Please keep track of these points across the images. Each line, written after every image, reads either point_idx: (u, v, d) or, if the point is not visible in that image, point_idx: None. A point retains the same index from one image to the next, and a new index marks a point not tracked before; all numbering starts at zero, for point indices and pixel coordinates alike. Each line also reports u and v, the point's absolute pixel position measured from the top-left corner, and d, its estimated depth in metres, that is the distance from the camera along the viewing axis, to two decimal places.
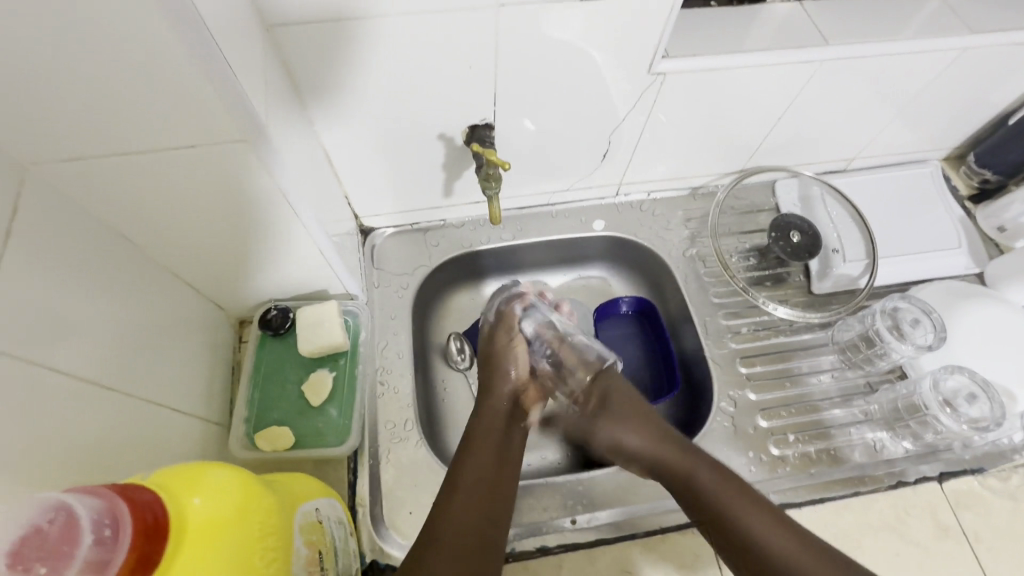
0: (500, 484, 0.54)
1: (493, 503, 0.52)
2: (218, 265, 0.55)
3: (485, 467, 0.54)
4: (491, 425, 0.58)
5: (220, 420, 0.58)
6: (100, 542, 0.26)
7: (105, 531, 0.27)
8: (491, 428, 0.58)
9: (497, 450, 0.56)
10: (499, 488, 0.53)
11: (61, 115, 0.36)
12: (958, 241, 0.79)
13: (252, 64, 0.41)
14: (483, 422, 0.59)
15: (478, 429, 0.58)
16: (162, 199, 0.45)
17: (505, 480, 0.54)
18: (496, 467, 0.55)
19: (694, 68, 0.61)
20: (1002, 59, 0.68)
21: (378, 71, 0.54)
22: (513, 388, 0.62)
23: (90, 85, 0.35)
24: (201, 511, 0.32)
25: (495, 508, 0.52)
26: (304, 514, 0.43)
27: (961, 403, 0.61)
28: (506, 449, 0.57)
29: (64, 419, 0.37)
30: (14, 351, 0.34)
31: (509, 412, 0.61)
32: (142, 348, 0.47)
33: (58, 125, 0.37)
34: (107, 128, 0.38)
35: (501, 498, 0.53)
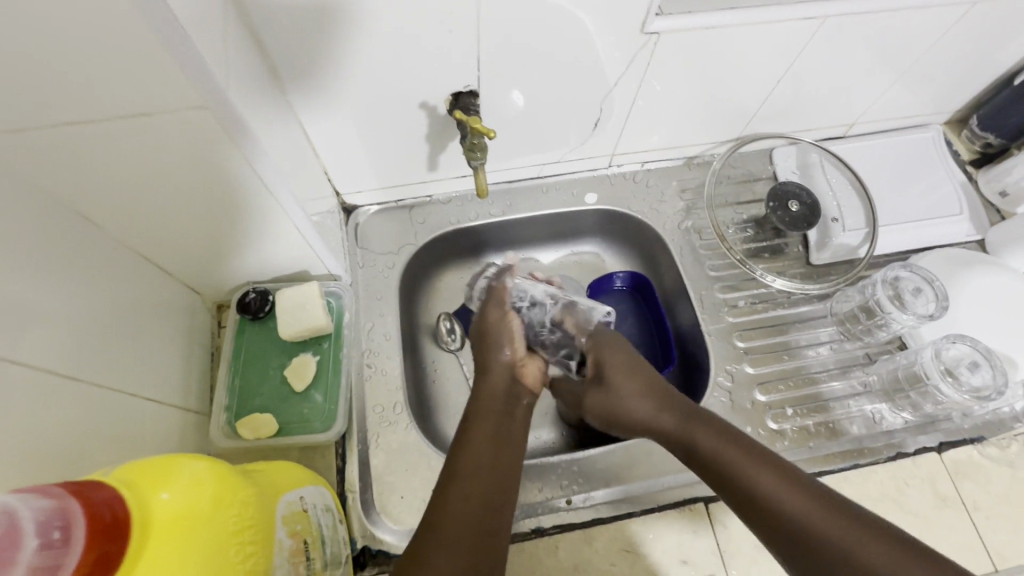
0: (502, 467, 0.51)
1: (496, 488, 0.49)
2: (192, 248, 0.52)
3: (485, 450, 0.51)
4: (492, 406, 0.56)
5: (199, 408, 0.55)
6: (48, 547, 0.24)
7: (53, 534, 0.24)
8: (491, 411, 0.55)
9: (500, 432, 0.54)
10: (502, 472, 0.50)
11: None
12: (960, 207, 0.77)
13: (212, 24, 0.38)
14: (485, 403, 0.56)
15: (477, 413, 0.55)
16: (127, 179, 0.41)
17: (507, 463, 0.52)
18: (496, 451, 0.52)
19: (690, 26, 0.57)
20: (1012, 13, 0.65)
21: (353, 35, 0.50)
22: (511, 364, 0.59)
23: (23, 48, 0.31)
24: (169, 506, 0.30)
25: (497, 492, 0.49)
26: (288, 504, 0.41)
27: (963, 371, 0.60)
28: (506, 432, 0.54)
29: (23, 417, 0.34)
30: None
31: (510, 389, 0.58)
32: (108, 337, 0.44)
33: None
34: (46, 96, 0.34)
35: (504, 482, 0.50)
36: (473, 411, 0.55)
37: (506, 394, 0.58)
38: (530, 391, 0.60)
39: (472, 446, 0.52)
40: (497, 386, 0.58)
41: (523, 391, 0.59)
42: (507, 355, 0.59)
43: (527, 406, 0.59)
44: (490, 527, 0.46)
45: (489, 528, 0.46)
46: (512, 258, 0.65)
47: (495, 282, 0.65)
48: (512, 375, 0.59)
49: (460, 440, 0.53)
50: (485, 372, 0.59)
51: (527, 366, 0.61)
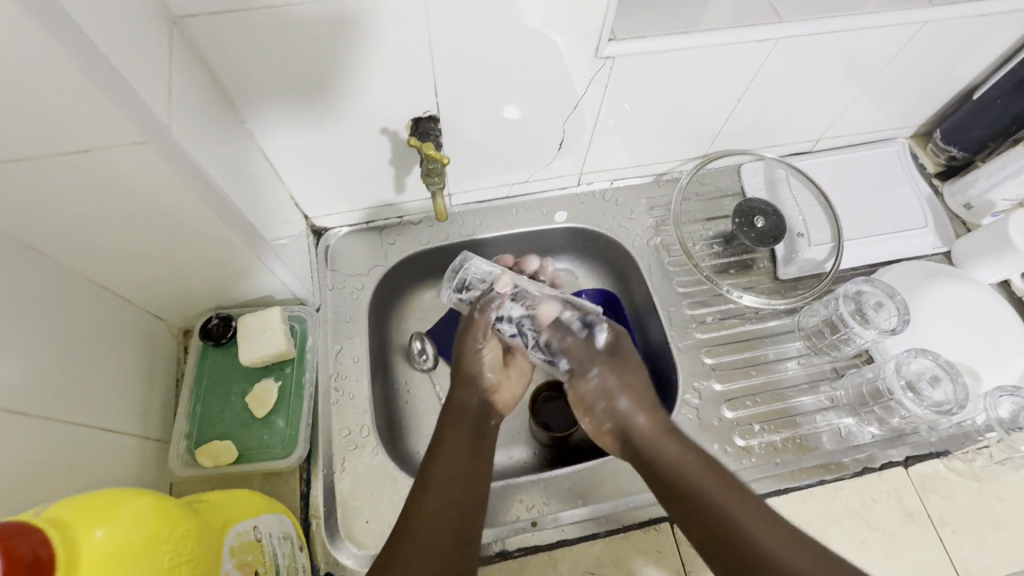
0: (476, 477, 0.52)
1: (467, 497, 0.50)
2: (151, 275, 0.52)
3: (453, 465, 0.51)
4: (466, 420, 0.55)
5: (159, 436, 0.55)
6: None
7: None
8: (463, 422, 0.55)
9: (471, 447, 0.53)
10: (474, 480, 0.51)
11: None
12: (925, 220, 0.78)
13: (152, 63, 0.38)
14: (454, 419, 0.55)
15: (447, 423, 0.55)
16: (77, 213, 0.41)
17: (480, 472, 0.52)
18: (469, 459, 0.52)
19: (644, 50, 0.58)
20: (964, 31, 0.66)
21: (308, 64, 0.50)
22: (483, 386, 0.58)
23: None
24: (100, 545, 0.30)
25: (468, 502, 0.49)
26: (237, 535, 0.41)
27: (924, 386, 0.60)
28: (477, 446, 0.54)
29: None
30: None
31: (480, 409, 0.57)
32: (63, 367, 0.45)
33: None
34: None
35: (475, 491, 0.50)
36: (446, 424, 0.55)
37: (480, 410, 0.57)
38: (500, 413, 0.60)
39: (445, 457, 0.51)
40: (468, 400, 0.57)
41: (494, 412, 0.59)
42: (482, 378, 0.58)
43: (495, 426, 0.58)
44: (464, 536, 0.47)
45: (461, 536, 0.47)
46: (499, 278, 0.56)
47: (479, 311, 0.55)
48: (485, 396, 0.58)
49: (431, 453, 0.52)
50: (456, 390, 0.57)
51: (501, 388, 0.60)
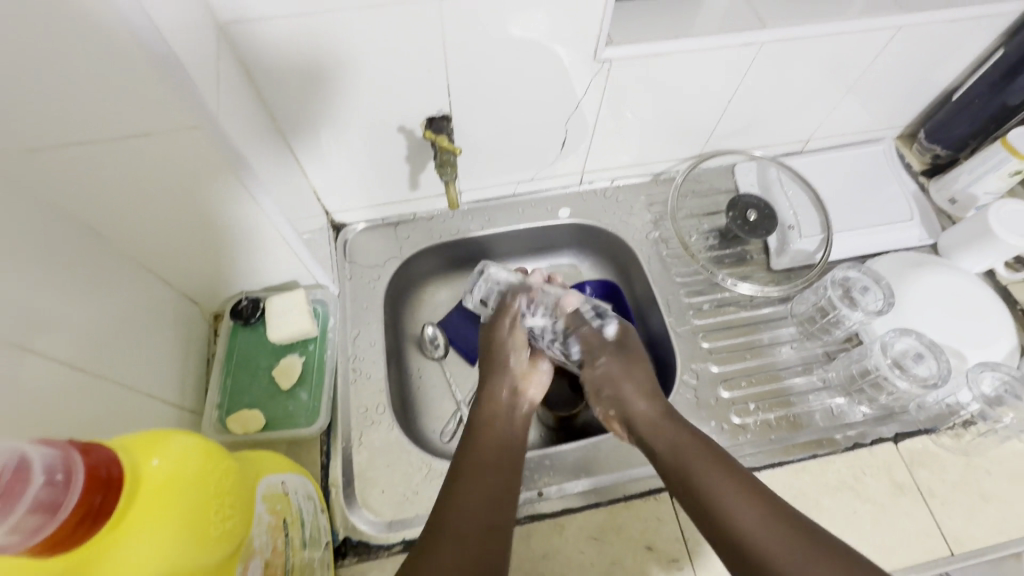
0: (509, 471, 0.54)
1: (501, 489, 0.52)
2: (190, 257, 0.57)
3: (485, 454, 0.55)
4: (496, 419, 0.58)
5: (193, 407, 0.59)
6: (7, 494, 0.26)
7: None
8: (494, 424, 0.58)
9: (503, 440, 0.57)
10: (506, 474, 0.54)
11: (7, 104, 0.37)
12: (911, 214, 0.82)
13: (204, 60, 0.44)
14: (486, 415, 0.59)
15: (482, 420, 0.58)
16: (132, 192, 0.47)
17: (513, 467, 0.55)
18: (501, 452, 0.56)
19: (637, 54, 0.63)
20: (939, 35, 0.71)
21: (334, 68, 0.56)
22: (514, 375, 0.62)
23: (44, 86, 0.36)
24: (160, 469, 0.34)
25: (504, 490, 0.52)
26: (269, 484, 0.45)
27: (909, 362, 0.63)
28: (508, 437, 0.58)
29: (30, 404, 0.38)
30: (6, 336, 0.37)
31: (510, 401, 0.61)
32: (113, 335, 0.49)
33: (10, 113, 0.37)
34: (59, 119, 0.39)
35: (509, 484, 0.53)
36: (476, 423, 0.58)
37: (509, 404, 0.60)
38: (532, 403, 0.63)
39: (479, 447, 0.55)
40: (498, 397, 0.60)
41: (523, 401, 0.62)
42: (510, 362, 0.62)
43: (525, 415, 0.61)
44: (498, 520, 0.49)
45: (495, 519, 0.49)
46: (528, 278, 0.67)
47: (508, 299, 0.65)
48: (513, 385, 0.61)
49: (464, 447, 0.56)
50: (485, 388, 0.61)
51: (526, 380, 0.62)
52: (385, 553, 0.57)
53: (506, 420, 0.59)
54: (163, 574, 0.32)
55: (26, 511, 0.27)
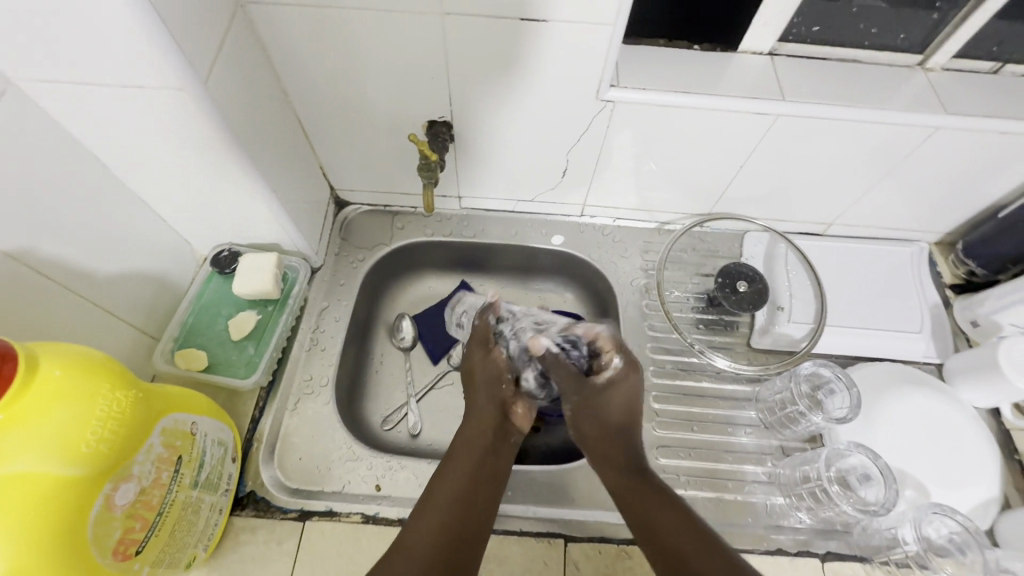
0: (480, 501, 0.56)
1: (468, 522, 0.54)
2: (182, 205, 0.62)
3: (461, 483, 0.56)
4: (482, 441, 0.60)
5: (154, 334, 0.65)
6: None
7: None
8: (473, 452, 0.59)
9: (481, 467, 0.58)
10: (475, 504, 0.55)
11: (20, 41, 0.42)
12: (922, 326, 0.76)
13: (206, 32, 0.47)
14: (469, 441, 0.60)
15: (460, 447, 0.59)
16: (127, 134, 0.51)
17: (484, 494, 0.57)
18: (473, 479, 0.57)
19: (643, 101, 0.62)
20: (987, 146, 0.65)
21: (344, 61, 0.59)
22: (501, 402, 0.63)
23: (50, 32, 0.41)
24: (59, 379, 0.38)
25: (469, 521, 0.54)
26: (175, 421, 0.48)
27: (854, 482, 0.58)
28: (489, 465, 0.59)
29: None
30: None
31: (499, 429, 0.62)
32: (85, 254, 0.54)
33: (20, 48, 0.42)
34: (60, 61, 0.43)
35: (475, 512, 0.55)
36: (459, 445, 0.60)
37: (499, 432, 0.62)
38: (519, 428, 0.64)
39: (451, 475, 0.57)
40: (484, 423, 0.62)
41: (514, 428, 0.64)
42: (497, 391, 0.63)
43: (515, 443, 0.63)
44: (457, 551, 0.51)
45: (457, 545, 0.52)
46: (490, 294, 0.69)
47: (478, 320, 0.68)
48: (499, 410, 0.62)
49: (440, 470, 0.58)
50: (472, 411, 0.62)
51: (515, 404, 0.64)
52: (280, 516, 0.59)
53: (493, 447, 0.60)
54: (28, 467, 0.36)
55: None
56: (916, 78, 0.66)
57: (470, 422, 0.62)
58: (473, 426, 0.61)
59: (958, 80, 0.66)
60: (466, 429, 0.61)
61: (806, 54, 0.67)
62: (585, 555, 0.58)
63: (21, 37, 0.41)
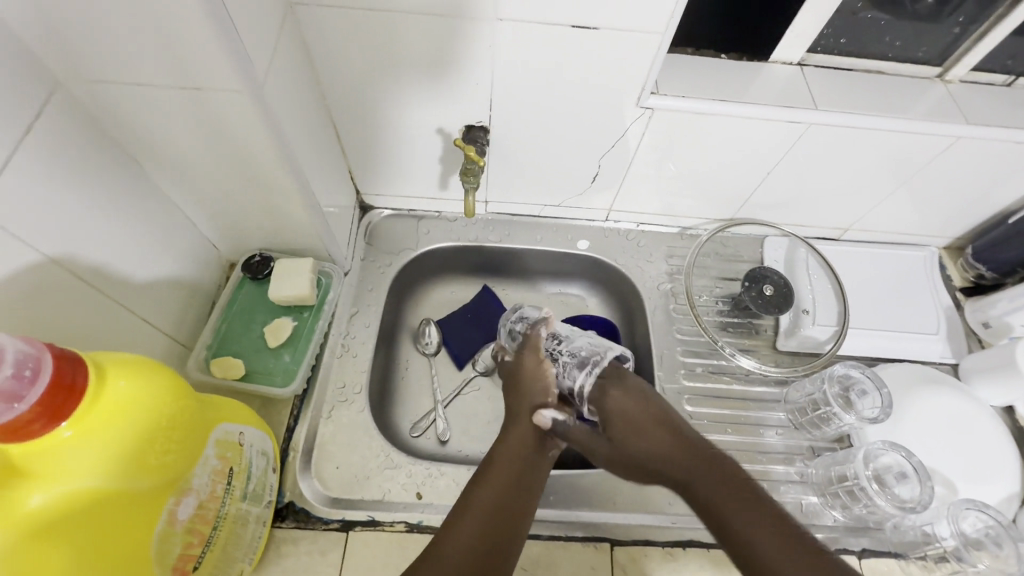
0: (518, 511, 0.53)
1: (502, 533, 0.50)
2: (216, 208, 0.60)
3: (501, 492, 0.53)
4: (523, 452, 0.58)
5: (186, 342, 0.63)
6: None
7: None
8: (514, 461, 0.56)
9: (520, 477, 0.55)
10: (513, 517, 0.52)
11: (77, 40, 0.40)
12: (938, 327, 0.78)
13: (263, 32, 0.46)
14: (510, 449, 0.57)
15: (501, 454, 0.57)
16: (173, 136, 0.50)
17: (523, 508, 0.53)
18: (513, 491, 0.54)
19: (682, 109, 0.63)
20: (1003, 154, 0.68)
21: (387, 64, 0.59)
22: (544, 412, 0.61)
23: (112, 33, 0.40)
24: (123, 391, 0.36)
25: (504, 534, 0.50)
26: (226, 432, 0.47)
27: (890, 480, 0.60)
28: (528, 477, 0.56)
29: (16, 302, 0.41)
30: (20, 234, 0.41)
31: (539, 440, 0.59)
32: (125, 260, 0.53)
33: (75, 46, 0.41)
34: (116, 61, 0.42)
35: (511, 525, 0.51)
36: (500, 450, 0.57)
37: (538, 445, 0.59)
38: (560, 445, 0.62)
39: (490, 482, 0.54)
40: (526, 431, 0.59)
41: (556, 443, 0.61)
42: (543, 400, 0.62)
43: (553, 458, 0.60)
44: (491, 562, 0.48)
45: (489, 557, 0.48)
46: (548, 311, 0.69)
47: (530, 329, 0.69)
48: (541, 424, 0.60)
49: (479, 477, 0.55)
50: (516, 418, 0.61)
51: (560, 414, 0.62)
52: (322, 526, 0.58)
53: (531, 457, 0.58)
54: (96, 484, 0.34)
55: None
56: (936, 89, 0.69)
57: (511, 431, 0.60)
58: (514, 435, 0.59)
59: (975, 92, 0.69)
60: (508, 436, 0.59)
61: (833, 64, 0.69)
62: (631, 559, 0.59)
63: (79, 36, 0.40)
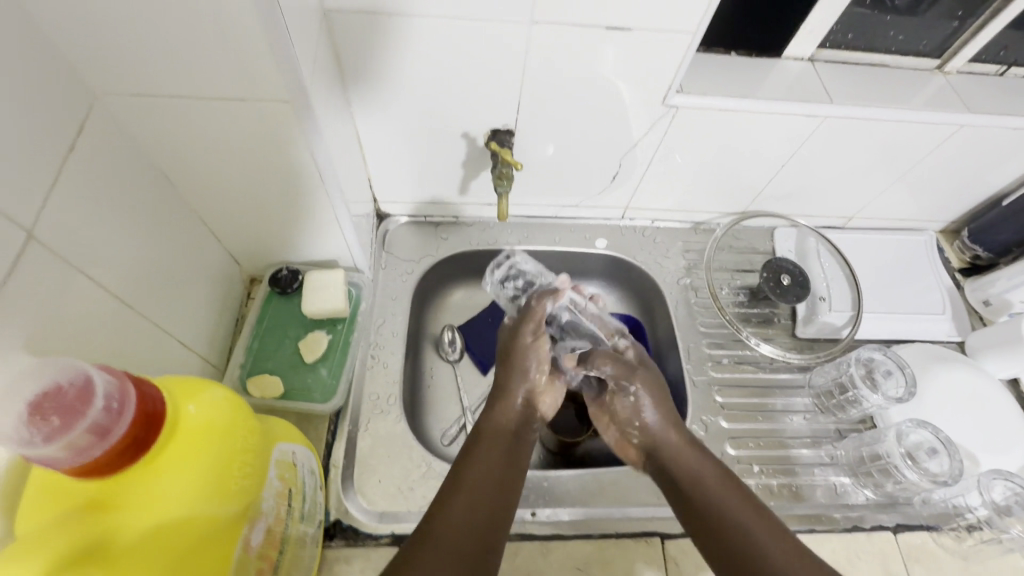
0: (506, 487, 0.54)
1: (495, 506, 0.51)
2: (244, 222, 0.59)
3: (490, 470, 0.54)
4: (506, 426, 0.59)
5: (216, 362, 0.62)
6: (70, 411, 0.29)
7: (53, 422, 0.29)
8: (498, 440, 0.58)
9: (506, 454, 0.57)
10: (504, 493, 0.53)
11: (124, 50, 0.39)
12: (943, 308, 0.82)
13: (307, 39, 0.45)
14: (495, 426, 0.59)
15: (485, 433, 0.58)
16: (208, 149, 0.49)
17: (512, 482, 0.55)
18: (503, 470, 0.55)
19: (704, 107, 0.65)
20: (1001, 140, 0.72)
21: (415, 70, 0.58)
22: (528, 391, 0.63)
23: (162, 46, 0.39)
24: (194, 417, 0.35)
25: (497, 508, 0.51)
26: (281, 452, 0.45)
27: (921, 456, 0.62)
28: (513, 454, 0.58)
29: (68, 328, 0.40)
30: (63, 257, 0.39)
31: (521, 418, 0.62)
32: (160, 281, 0.51)
33: (119, 58, 0.40)
34: (160, 73, 0.41)
35: (502, 499, 0.52)
36: (485, 430, 0.59)
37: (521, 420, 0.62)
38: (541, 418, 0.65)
39: (479, 459, 0.55)
40: (508, 412, 0.61)
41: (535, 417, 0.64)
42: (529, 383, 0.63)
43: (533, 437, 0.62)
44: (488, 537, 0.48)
45: (483, 532, 0.48)
46: (561, 278, 0.66)
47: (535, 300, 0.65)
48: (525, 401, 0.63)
49: (467, 457, 0.55)
50: (502, 397, 0.62)
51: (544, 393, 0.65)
52: (372, 543, 0.57)
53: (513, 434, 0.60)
54: (183, 518, 0.33)
55: (82, 431, 0.29)
56: (936, 79, 0.72)
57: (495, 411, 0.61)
58: (498, 413, 0.61)
59: (971, 81, 0.72)
60: (491, 417, 0.60)
61: (841, 59, 0.71)
62: (683, 551, 0.59)
63: (125, 47, 0.39)
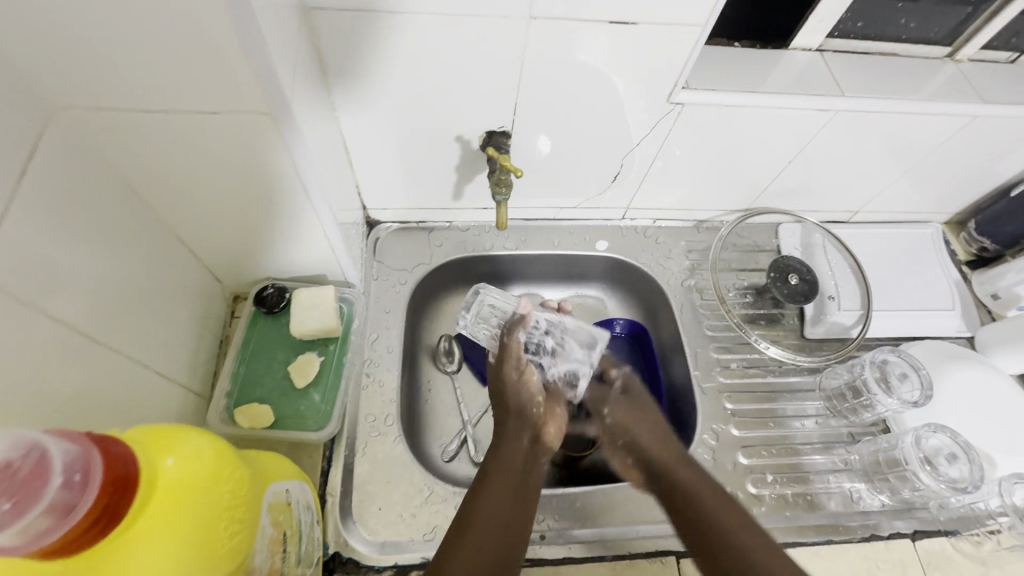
0: (516, 524, 0.49)
1: (508, 547, 0.47)
2: (225, 239, 0.55)
3: (498, 506, 0.49)
4: (516, 458, 0.54)
5: (200, 389, 0.58)
6: (25, 492, 0.25)
7: (2, 506, 0.24)
8: (509, 474, 0.53)
9: (518, 487, 0.52)
10: (517, 531, 0.49)
11: (80, 57, 0.35)
12: (952, 303, 0.80)
13: (285, 42, 0.41)
14: (503, 457, 0.54)
15: (495, 468, 0.53)
16: (182, 163, 0.45)
17: (524, 517, 0.50)
18: (514, 507, 0.50)
19: (710, 103, 0.61)
20: (1013, 131, 0.70)
21: (403, 70, 0.54)
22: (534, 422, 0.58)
23: (122, 51, 0.35)
24: (172, 471, 0.31)
25: (507, 547, 0.47)
26: (274, 492, 0.42)
27: (941, 462, 0.60)
28: (524, 486, 0.53)
29: (33, 371, 0.36)
30: (18, 294, 0.35)
31: (530, 449, 0.57)
32: (133, 309, 0.47)
33: (76, 66, 0.35)
34: (123, 82, 0.37)
35: (516, 540, 0.48)
36: (494, 462, 0.54)
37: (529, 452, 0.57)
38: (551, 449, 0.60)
39: (491, 491, 0.50)
40: (518, 443, 0.56)
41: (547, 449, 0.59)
42: (530, 415, 0.59)
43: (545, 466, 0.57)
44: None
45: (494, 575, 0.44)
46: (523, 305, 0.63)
47: (507, 336, 0.62)
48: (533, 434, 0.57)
49: (474, 490, 0.51)
50: (506, 433, 0.57)
51: (548, 423, 0.59)
52: None
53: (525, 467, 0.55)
54: None
55: (40, 513, 0.25)
56: (947, 68, 0.69)
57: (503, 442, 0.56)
58: (506, 445, 0.56)
59: (982, 69, 0.70)
60: (500, 449, 0.55)
61: (849, 48, 0.68)
62: None
63: (81, 53, 0.35)
